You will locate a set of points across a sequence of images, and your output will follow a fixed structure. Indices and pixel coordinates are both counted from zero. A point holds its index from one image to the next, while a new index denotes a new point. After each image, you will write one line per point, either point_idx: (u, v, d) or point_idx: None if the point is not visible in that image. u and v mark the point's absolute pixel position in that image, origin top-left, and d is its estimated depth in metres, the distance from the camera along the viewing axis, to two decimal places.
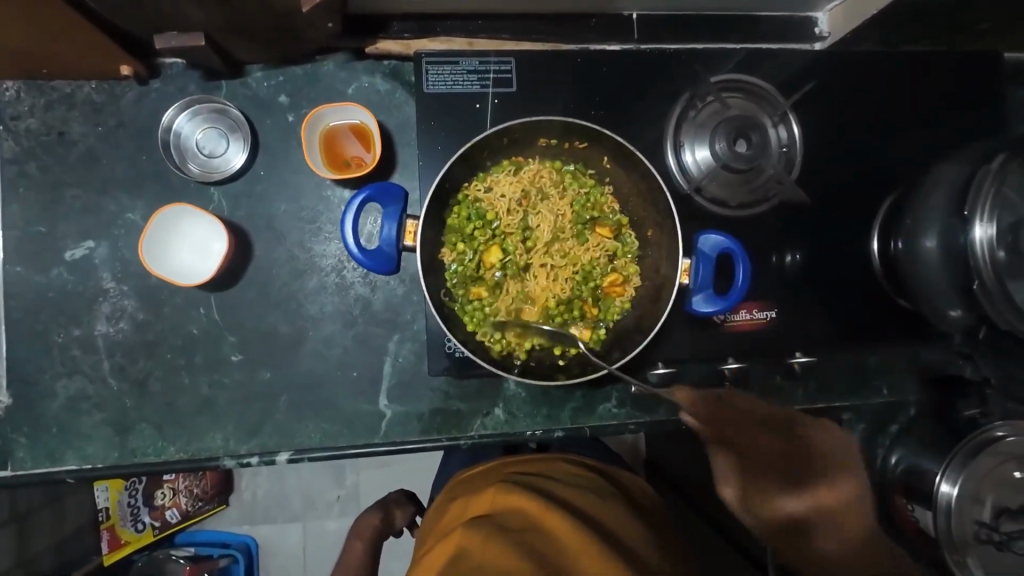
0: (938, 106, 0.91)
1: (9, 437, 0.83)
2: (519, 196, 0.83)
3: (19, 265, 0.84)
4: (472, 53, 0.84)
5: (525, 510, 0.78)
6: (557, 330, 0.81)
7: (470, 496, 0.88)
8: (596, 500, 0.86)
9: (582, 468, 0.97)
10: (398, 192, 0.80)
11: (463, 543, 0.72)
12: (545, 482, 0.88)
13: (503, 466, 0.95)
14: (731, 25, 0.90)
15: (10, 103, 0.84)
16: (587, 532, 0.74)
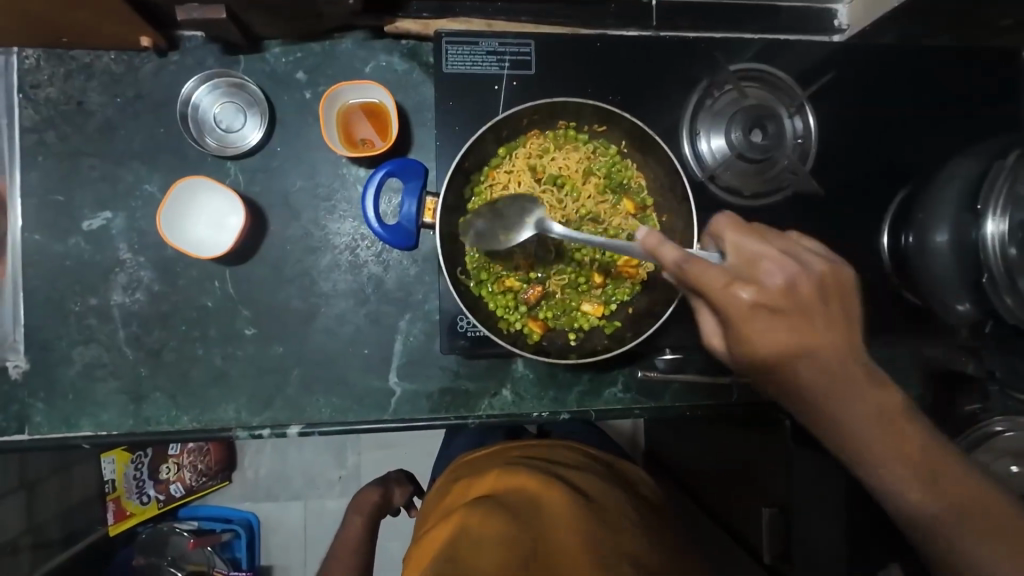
0: (954, 101, 0.91)
1: (26, 401, 0.84)
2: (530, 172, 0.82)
3: (37, 234, 0.85)
4: (492, 34, 0.84)
5: (527, 491, 0.80)
6: (570, 311, 0.84)
7: (470, 477, 0.90)
8: (597, 484, 0.87)
9: (580, 452, 0.99)
10: (419, 169, 0.81)
11: (466, 519, 0.74)
12: (547, 464, 0.89)
13: (506, 450, 0.96)
14: (750, 13, 0.89)
15: (30, 71, 0.84)
16: (586, 513, 0.76)
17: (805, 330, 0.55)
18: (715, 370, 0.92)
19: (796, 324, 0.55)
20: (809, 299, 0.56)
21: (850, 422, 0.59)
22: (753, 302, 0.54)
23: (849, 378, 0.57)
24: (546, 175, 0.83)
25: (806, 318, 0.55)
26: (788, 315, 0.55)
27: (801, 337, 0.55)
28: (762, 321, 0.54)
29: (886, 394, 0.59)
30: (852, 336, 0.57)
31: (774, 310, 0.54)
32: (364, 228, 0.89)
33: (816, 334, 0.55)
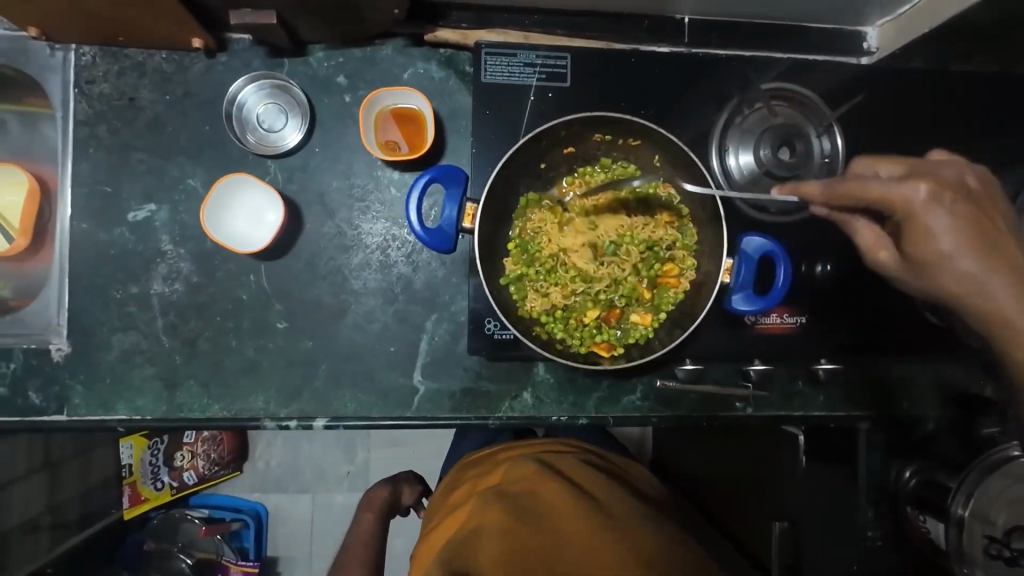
0: (982, 126, 0.92)
1: (66, 383, 0.88)
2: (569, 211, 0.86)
3: (84, 223, 0.88)
4: (530, 46, 0.87)
5: (529, 482, 0.82)
6: (620, 326, 0.85)
7: (478, 470, 0.93)
8: (600, 477, 0.89)
9: (589, 451, 0.99)
10: (461, 177, 0.83)
11: (473, 512, 0.78)
12: (553, 458, 0.91)
13: (518, 445, 0.98)
14: (783, 34, 0.91)
15: (86, 67, 0.88)
16: (582, 514, 0.77)
17: (972, 237, 0.58)
18: (732, 382, 0.93)
19: (963, 203, 0.57)
20: (973, 198, 0.58)
21: (996, 295, 0.59)
22: (925, 195, 0.56)
23: (1021, 289, 0.58)
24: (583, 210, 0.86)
25: (976, 217, 0.58)
26: (952, 205, 0.57)
27: (954, 227, 0.57)
28: (943, 238, 0.58)
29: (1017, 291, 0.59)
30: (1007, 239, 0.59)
31: (952, 212, 0.57)
32: (396, 230, 0.92)
33: (966, 227, 0.57)
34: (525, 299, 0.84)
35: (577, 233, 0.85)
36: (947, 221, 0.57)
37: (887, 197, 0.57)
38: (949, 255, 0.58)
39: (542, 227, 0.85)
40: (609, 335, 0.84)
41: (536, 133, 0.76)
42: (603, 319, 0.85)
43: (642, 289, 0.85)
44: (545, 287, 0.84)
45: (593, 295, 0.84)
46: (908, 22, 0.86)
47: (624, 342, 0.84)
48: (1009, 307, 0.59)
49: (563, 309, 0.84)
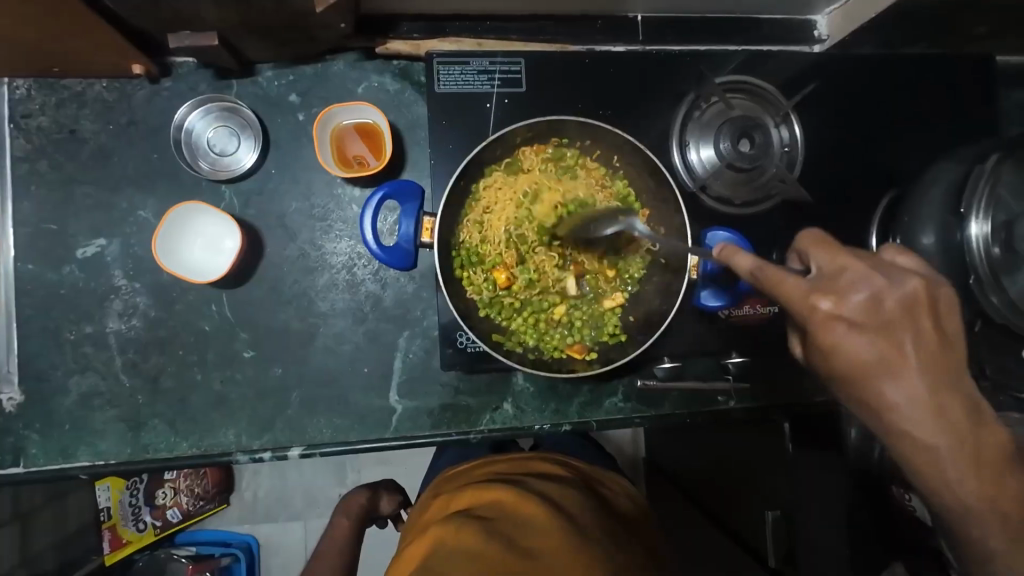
0: (937, 107, 0.93)
1: (21, 433, 0.83)
2: (516, 208, 0.81)
3: (30, 263, 0.84)
4: (482, 53, 0.85)
5: (502, 504, 0.81)
6: (596, 322, 0.83)
7: (451, 490, 0.91)
8: (577, 495, 0.88)
9: (565, 466, 0.98)
10: (416, 191, 0.82)
11: (442, 536, 0.75)
12: (524, 477, 0.90)
13: (488, 464, 0.96)
14: (734, 27, 0.92)
15: (22, 101, 0.84)
16: (563, 527, 0.76)
17: (904, 359, 0.49)
18: (712, 376, 0.94)
19: (891, 326, 0.49)
20: (908, 317, 0.49)
21: (913, 428, 0.50)
22: (827, 304, 0.49)
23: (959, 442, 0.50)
24: (544, 197, 0.81)
25: (906, 325, 0.49)
26: (874, 337, 0.49)
27: (897, 362, 0.49)
28: (853, 343, 0.49)
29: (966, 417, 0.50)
30: (942, 339, 0.50)
31: (855, 324, 0.49)
32: (361, 247, 0.90)
33: (886, 335, 0.49)
34: (492, 305, 0.82)
35: (515, 235, 0.81)
36: (854, 333, 0.49)
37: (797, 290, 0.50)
38: (896, 398, 0.49)
39: (486, 222, 0.81)
40: (581, 335, 0.82)
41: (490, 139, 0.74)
42: (576, 317, 0.82)
43: (608, 271, 0.82)
44: (498, 290, 0.81)
45: (558, 292, 0.82)
46: (851, 10, 0.88)
47: (598, 341, 0.82)
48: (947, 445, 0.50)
49: (529, 314, 0.82)
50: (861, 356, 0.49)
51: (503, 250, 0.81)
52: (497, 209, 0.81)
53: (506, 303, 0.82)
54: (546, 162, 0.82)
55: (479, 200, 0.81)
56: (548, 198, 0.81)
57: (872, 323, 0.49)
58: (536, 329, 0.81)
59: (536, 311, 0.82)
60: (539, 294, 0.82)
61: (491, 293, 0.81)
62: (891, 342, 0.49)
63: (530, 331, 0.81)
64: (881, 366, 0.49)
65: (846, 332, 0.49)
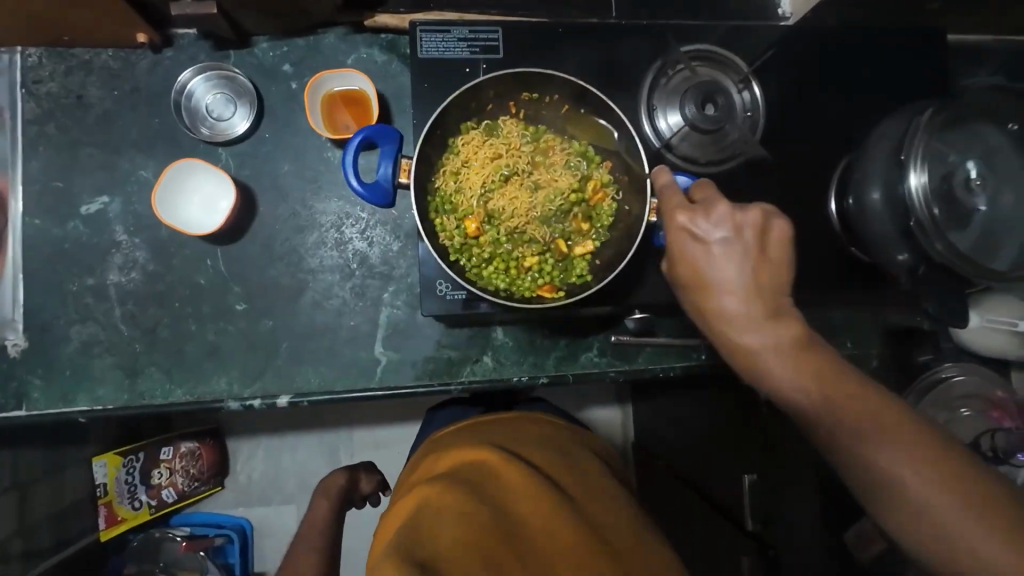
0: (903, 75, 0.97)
1: (24, 379, 0.88)
2: (489, 162, 0.85)
3: (37, 219, 0.90)
4: (463, 23, 0.90)
5: (491, 465, 0.82)
6: (567, 266, 0.86)
7: (438, 451, 0.92)
8: (564, 460, 0.90)
9: (551, 426, 1.00)
10: (394, 134, 0.84)
11: (428, 496, 0.76)
12: (508, 441, 0.91)
13: (475, 428, 0.97)
14: (699, 6, 1.00)
15: (33, 67, 0.90)
16: (550, 492, 0.79)
17: (747, 274, 0.62)
18: (682, 333, 0.99)
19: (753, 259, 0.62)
20: (755, 243, 0.62)
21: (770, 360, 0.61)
22: (713, 240, 0.62)
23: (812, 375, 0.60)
24: (513, 149, 0.86)
25: (745, 249, 0.62)
26: (741, 267, 0.62)
27: (747, 293, 0.62)
28: (721, 278, 0.62)
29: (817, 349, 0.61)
30: (778, 265, 0.63)
31: (723, 256, 0.62)
32: (349, 207, 0.95)
33: (739, 258, 0.62)
34: (462, 251, 0.84)
35: (490, 185, 0.84)
36: (718, 263, 0.62)
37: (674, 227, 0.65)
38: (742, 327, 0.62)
39: (460, 173, 0.85)
40: (551, 278, 0.85)
41: (460, 91, 0.78)
42: (546, 261, 0.85)
43: (581, 222, 0.86)
44: (471, 237, 0.84)
45: (529, 240, 0.85)
46: None
47: (566, 281, 0.86)
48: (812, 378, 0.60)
49: (500, 260, 0.84)
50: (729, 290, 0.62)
51: (476, 199, 0.84)
52: (470, 161, 0.85)
53: (478, 249, 0.84)
54: (523, 127, 0.87)
55: (456, 154, 0.85)
56: (520, 159, 0.85)
57: (742, 248, 0.62)
58: (506, 273, 0.84)
59: (506, 255, 0.85)
60: (510, 239, 0.85)
61: (463, 239, 0.84)
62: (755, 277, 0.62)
63: (500, 276, 0.84)
64: (747, 295, 0.62)
65: (711, 262, 0.63)
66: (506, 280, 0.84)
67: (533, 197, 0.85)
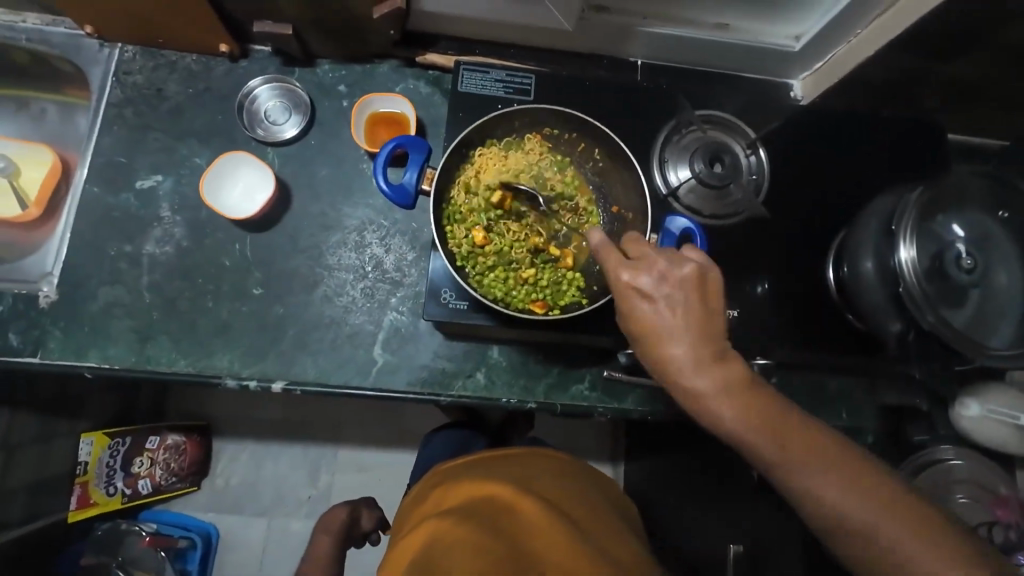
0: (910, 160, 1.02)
1: (46, 330, 0.93)
2: (499, 175, 0.90)
3: (96, 188, 0.99)
4: (502, 67, 1.01)
5: (502, 500, 0.85)
6: (559, 286, 0.89)
7: (448, 483, 0.95)
8: (572, 494, 0.93)
9: (559, 463, 1.03)
10: (424, 146, 0.91)
11: (438, 528, 0.79)
12: (516, 473, 0.94)
13: (485, 460, 0.99)
14: (716, 80, 1.11)
15: (127, 61, 1.04)
16: (559, 519, 0.81)
17: (681, 321, 0.64)
18: None
19: (686, 321, 0.64)
20: (694, 286, 0.65)
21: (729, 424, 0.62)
22: (646, 307, 0.65)
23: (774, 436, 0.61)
24: (523, 167, 0.91)
25: (692, 315, 0.64)
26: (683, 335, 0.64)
27: (700, 362, 0.63)
28: (672, 343, 0.64)
29: (791, 415, 0.62)
30: (716, 315, 0.65)
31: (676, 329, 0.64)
32: (373, 215, 1.03)
33: (687, 328, 0.64)
34: (468, 259, 0.88)
35: (498, 197, 0.89)
36: (671, 327, 0.64)
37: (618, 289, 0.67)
38: (724, 415, 0.62)
39: (473, 185, 0.89)
40: (545, 294, 0.88)
41: (484, 118, 0.86)
42: (542, 277, 0.89)
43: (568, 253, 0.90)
44: (477, 246, 0.88)
45: (529, 254, 0.89)
46: (822, 75, 1.07)
47: (559, 302, 0.88)
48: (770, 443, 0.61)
49: (501, 270, 0.88)
50: (682, 359, 0.64)
51: (485, 210, 0.89)
52: (483, 175, 0.90)
53: (482, 256, 0.88)
54: (536, 151, 0.93)
55: (473, 167, 0.90)
56: (539, 178, 0.92)
57: (682, 317, 0.64)
58: (504, 283, 0.88)
59: (505, 266, 0.89)
60: (511, 251, 0.89)
61: (469, 245, 0.88)
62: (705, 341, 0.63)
63: (499, 285, 0.88)
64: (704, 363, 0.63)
65: (658, 327, 0.65)
66: (504, 290, 0.87)
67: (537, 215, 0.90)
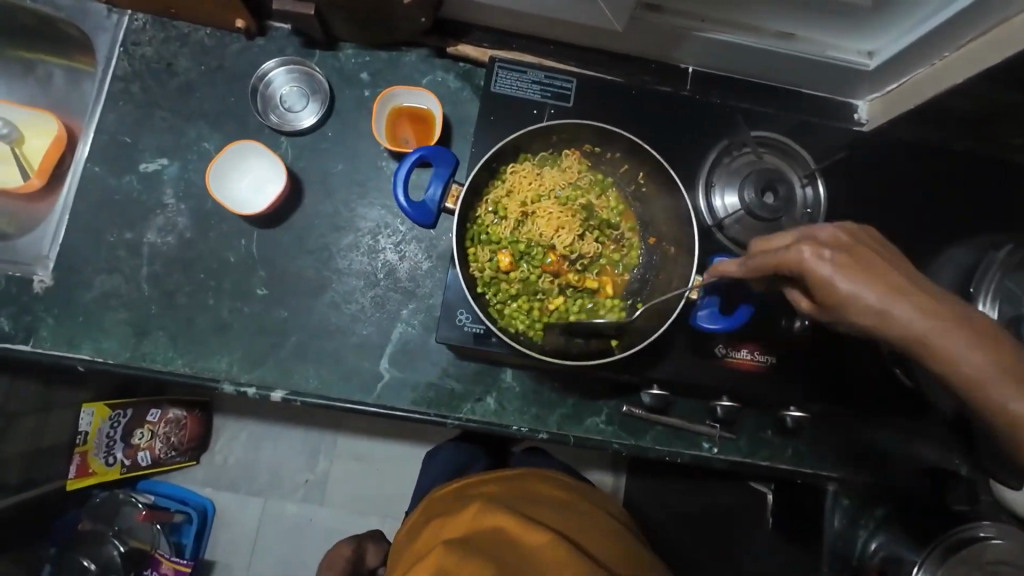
0: (982, 201, 0.93)
1: (38, 315, 0.88)
2: (530, 196, 0.84)
3: (97, 166, 0.93)
4: (540, 67, 0.92)
5: (500, 530, 0.80)
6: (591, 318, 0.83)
7: (445, 511, 0.89)
8: (575, 520, 0.88)
9: (556, 483, 0.97)
10: (451, 159, 0.84)
11: (441, 560, 0.74)
12: (517, 498, 0.89)
13: (482, 484, 0.94)
14: (774, 95, 1.01)
15: (136, 31, 0.96)
16: (569, 552, 0.77)
17: (863, 263, 0.55)
18: (697, 420, 0.93)
19: (872, 263, 0.55)
20: (858, 245, 0.56)
21: (964, 366, 0.53)
22: (818, 254, 0.56)
23: (998, 364, 0.52)
24: (558, 189, 0.86)
25: (870, 259, 0.55)
26: (864, 273, 0.55)
27: (902, 304, 0.53)
28: (854, 288, 0.54)
29: (1013, 350, 0.53)
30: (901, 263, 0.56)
31: (849, 268, 0.55)
32: (389, 218, 0.96)
33: (875, 271, 0.54)
34: (490, 284, 0.83)
35: (527, 221, 0.84)
36: (846, 274, 0.54)
37: (786, 257, 0.58)
38: (958, 354, 0.53)
39: (502, 204, 0.84)
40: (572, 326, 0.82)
41: (524, 130, 0.79)
42: (569, 308, 0.83)
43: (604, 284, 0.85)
44: (499, 271, 0.82)
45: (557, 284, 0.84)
46: (893, 99, 0.96)
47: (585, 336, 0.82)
48: (996, 380, 0.52)
49: (525, 298, 0.82)
50: (878, 299, 0.54)
51: (512, 233, 0.84)
52: (513, 194, 0.85)
53: (504, 283, 0.83)
54: (578, 170, 0.87)
55: (502, 184, 0.85)
56: (578, 191, 0.86)
57: (863, 261, 0.55)
58: (527, 312, 0.82)
59: (529, 294, 0.83)
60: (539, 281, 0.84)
61: (492, 269, 0.82)
62: (888, 283, 0.54)
63: (521, 315, 0.82)
64: (912, 307, 0.53)
65: (841, 277, 0.55)
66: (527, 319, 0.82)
67: (576, 241, 0.83)
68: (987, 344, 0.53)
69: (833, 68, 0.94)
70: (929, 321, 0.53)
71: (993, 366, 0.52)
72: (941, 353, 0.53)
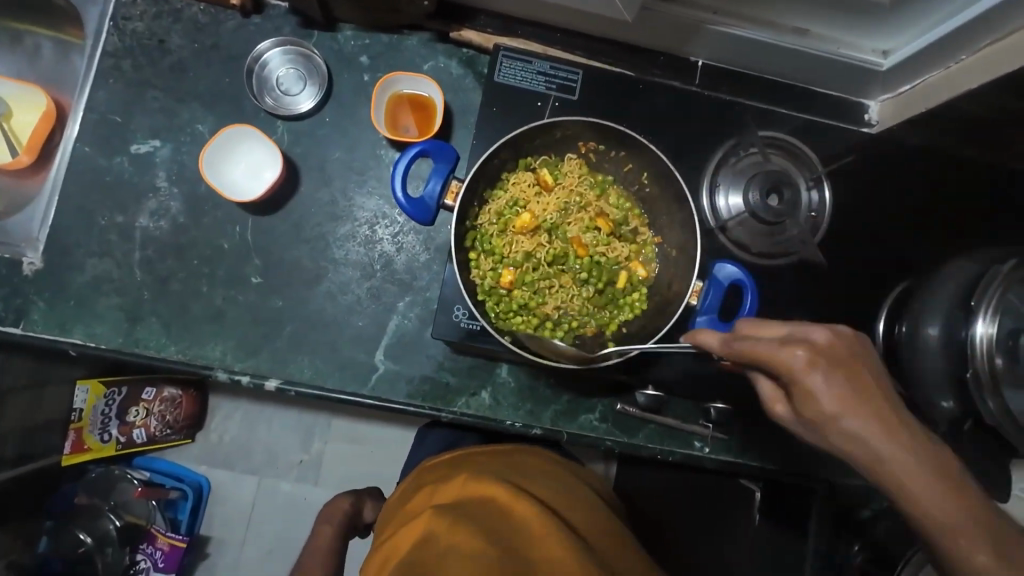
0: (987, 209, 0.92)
1: (29, 298, 0.87)
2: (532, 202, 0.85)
3: (88, 146, 0.90)
4: (546, 57, 0.89)
5: (493, 500, 0.79)
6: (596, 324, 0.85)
7: (438, 478, 0.89)
8: (568, 493, 0.88)
9: (553, 460, 0.96)
10: (451, 155, 0.83)
11: (432, 526, 0.75)
12: (512, 471, 0.88)
13: (480, 455, 0.92)
14: (786, 92, 0.98)
15: (126, 5, 0.92)
16: (560, 527, 0.76)
17: (837, 365, 0.57)
18: (690, 421, 0.94)
19: (849, 374, 0.57)
20: (839, 352, 0.58)
21: (892, 471, 0.55)
22: (799, 361, 0.57)
23: (929, 477, 0.54)
24: (561, 197, 0.86)
25: (847, 368, 0.57)
26: (831, 379, 0.56)
27: (855, 410, 0.56)
28: (826, 402, 0.56)
29: (954, 467, 0.55)
30: (874, 375, 0.58)
31: (826, 374, 0.56)
32: (387, 208, 0.94)
33: (851, 381, 0.56)
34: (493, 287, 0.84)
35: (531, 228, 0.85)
36: (823, 381, 0.56)
37: (768, 359, 0.59)
38: (890, 459, 0.55)
39: (504, 210, 0.84)
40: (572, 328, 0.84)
41: (520, 129, 0.77)
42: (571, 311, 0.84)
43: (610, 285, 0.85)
44: (502, 275, 0.83)
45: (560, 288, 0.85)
46: (904, 100, 0.93)
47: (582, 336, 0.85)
48: (922, 489, 0.54)
49: (527, 302, 0.83)
50: (828, 404, 0.56)
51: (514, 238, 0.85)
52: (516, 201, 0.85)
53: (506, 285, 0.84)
54: (582, 174, 0.86)
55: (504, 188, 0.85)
56: (582, 198, 0.86)
57: (839, 365, 0.57)
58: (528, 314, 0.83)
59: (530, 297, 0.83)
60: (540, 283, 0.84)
61: (495, 274, 0.83)
62: (853, 388, 0.56)
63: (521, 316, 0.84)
64: (873, 415, 0.56)
65: (807, 375, 0.57)
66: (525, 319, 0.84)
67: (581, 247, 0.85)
68: (927, 460, 0.55)
69: (846, 69, 0.92)
70: (882, 431, 0.55)
71: (926, 474, 0.54)
72: (876, 457, 0.55)
